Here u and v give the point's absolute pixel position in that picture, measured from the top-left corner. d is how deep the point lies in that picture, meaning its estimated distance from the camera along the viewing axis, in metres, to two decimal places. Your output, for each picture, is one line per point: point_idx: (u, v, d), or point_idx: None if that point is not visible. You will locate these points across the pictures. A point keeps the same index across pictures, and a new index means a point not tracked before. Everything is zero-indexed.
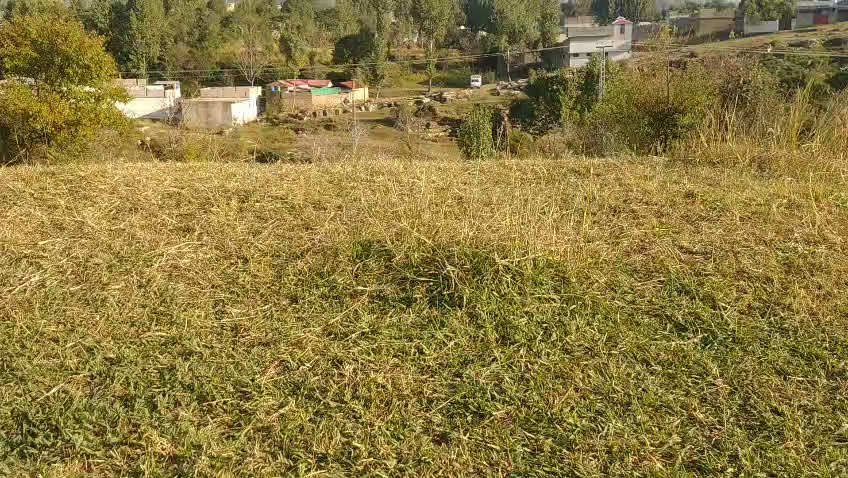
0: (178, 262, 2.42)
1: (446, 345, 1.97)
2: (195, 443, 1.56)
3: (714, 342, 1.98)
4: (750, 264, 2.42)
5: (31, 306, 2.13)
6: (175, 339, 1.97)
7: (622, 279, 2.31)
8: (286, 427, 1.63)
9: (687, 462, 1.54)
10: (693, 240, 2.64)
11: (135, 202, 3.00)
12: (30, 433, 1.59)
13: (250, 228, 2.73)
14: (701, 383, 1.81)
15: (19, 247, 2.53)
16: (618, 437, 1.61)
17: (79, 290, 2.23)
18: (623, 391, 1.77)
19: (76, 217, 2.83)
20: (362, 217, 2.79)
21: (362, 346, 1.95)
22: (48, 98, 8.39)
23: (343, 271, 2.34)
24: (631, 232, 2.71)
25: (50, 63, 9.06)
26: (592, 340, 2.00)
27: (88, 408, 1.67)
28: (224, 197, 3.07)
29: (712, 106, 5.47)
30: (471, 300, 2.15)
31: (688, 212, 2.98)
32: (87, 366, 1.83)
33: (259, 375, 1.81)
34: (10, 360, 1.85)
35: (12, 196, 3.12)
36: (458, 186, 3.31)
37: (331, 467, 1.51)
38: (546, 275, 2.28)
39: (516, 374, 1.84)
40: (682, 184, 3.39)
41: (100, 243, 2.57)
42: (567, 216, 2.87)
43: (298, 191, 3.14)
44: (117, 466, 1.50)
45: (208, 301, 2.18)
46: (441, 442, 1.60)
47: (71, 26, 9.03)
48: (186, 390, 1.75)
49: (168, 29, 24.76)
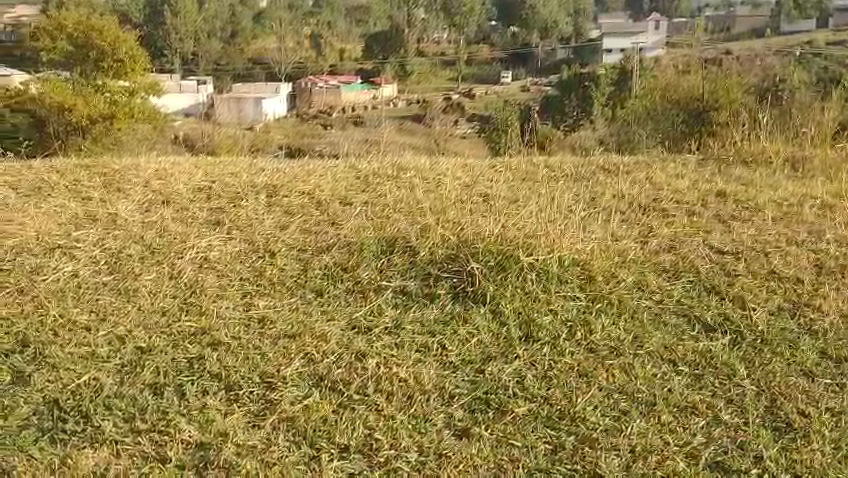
0: (207, 254, 2.46)
1: (469, 341, 1.97)
2: (221, 432, 1.59)
3: (743, 344, 1.96)
4: (781, 264, 2.39)
5: (63, 295, 2.17)
6: (204, 330, 2.00)
7: (650, 279, 2.29)
8: (310, 418, 1.65)
9: (711, 462, 1.53)
10: (723, 240, 2.61)
11: (167, 196, 3.05)
12: (61, 419, 1.63)
13: (278, 222, 2.76)
14: (727, 384, 1.79)
15: (53, 238, 2.58)
16: (641, 437, 1.60)
17: (111, 280, 2.28)
18: (648, 392, 1.76)
19: (109, 208, 2.89)
20: (387, 213, 2.81)
21: (385, 341, 1.96)
22: (83, 91, 8.60)
23: (368, 267, 2.35)
24: (660, 230, 2.69)
25: (85, 56, 9.15)
26: (617, 340, 1.99)
27: (117, 396, 1.72)
28: (253, 192, 3.10)
29: (745, 104, 5.39)
30: (495, 297, 2.15)
31: (720, 211, 2.95)
32: (118, 355, 1.87)
33: (284, 366, 1.84)
34: (42, 348, 1.90)
35: (48, 188, 3.18)
36: (485, 183, 3.31)
37: (353, 459, 1.53)
38: (571, 273, 2.27)
39: (540, 371, 1.84)
40: (713, 184, 3.34)
41: (132, 235, 2.61)
42: (594, 214, 2.86)
43: (324, 187, 3.17)
44: (143, 453, 1.54)
45: (236, 293, 2.22)
46: (462, 438, 1.61)
47: (105, 21, 9.22)
48: (214, 379, 1.78)
49: (201, 25, 25.03)
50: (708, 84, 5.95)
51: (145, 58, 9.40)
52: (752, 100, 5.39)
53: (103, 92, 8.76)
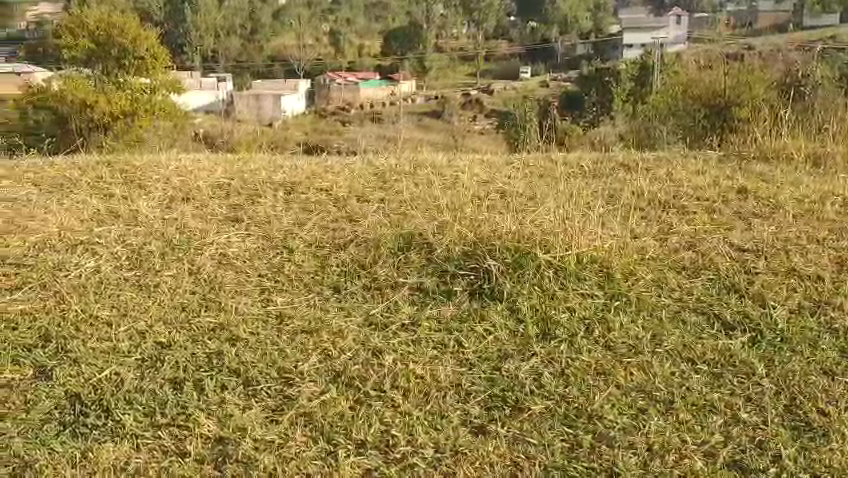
0: (226, 250, 2.48)
1: (485, 338, 1.97)
2: (240, 426, 1.61)
3: (762, 342, 1.94)
4: (801, 262, 2.36)
5: (86, 291, 2.20)
6: (223, 325, 2.02)
7: (670, 276, 2.28)
8: (327, 414, 1.66)
9: (729, 461, 1.52)
10: (744, 237, 2.59)
11: (188, 192, 3.08)
12: (83, 413, 1.66)
13: (296, 219, 2.77)
14: (746, 383, 1.78)
15: (75, 234, 2.61)
16: (659, 435, 1.59)
17: (132, 276, 2.30)
18: (666, 390, 1.75)
19: (130, 205, 2.92)
20: (404, 210, 2.82)
21: (401, 337, 1.97)
22: (104, 88, 8.70)
23: (385, 263, 2.37)
24: (680, 228, 2.67)
25: (108, 54, 9.25)
26: (636, 337, 1.98)
27: (138, 390, 1.74)
28: (271, 189, 3.12)
29: (768, 99, 5.32)
30: (512, 294, 2.15)
31: (741, 208, 2.92)
32: (139, 350, 1.89)
33: (301, 362, 1.85)
34: (64, 342, 1.92)
35: (70, 185, 3.22)
36: (503, 180, 3.30)
37: (369, 454, 1.54)
38: (589, 270, 2.27)
39: (557, 369, 1.84)
40: (733, 181, 3.31)
41: (153, 231, 2.64)
42: (613, 211, 2.85)
43: (342, 184, 3.18)
44: (163, 447, 1.56)
45: (255, 289, 2.24)
46: (479, 435, 1.62)
47: (126, 19, 9.30)
48: (233, 374, 1.80)
49: (221, 22, 25.18)
50: (730, 79, 5.88)
51: (166, 55, 9.47)
52: (775, 95, 5.32)
53: (125, 89, 8.87)
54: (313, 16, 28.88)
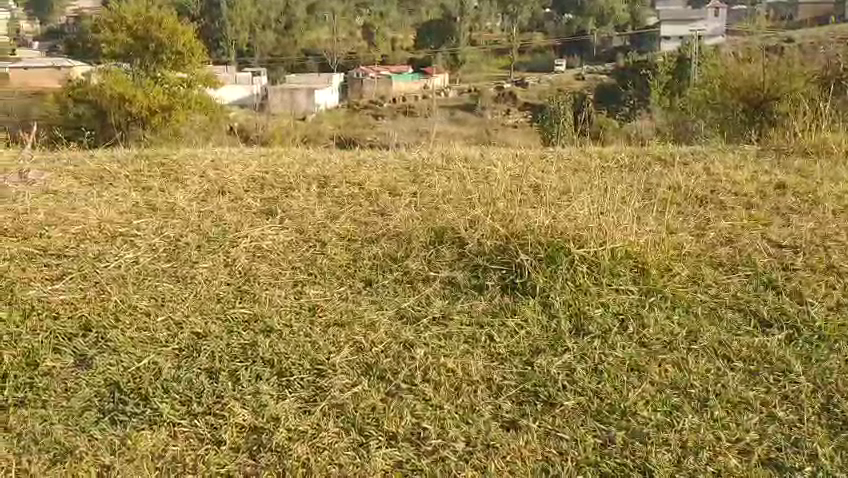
0: (260, 243, 2.51)
1: (518, 333, 1.97)
2: (274, 416, 1.63)
3: (799, 340, 1.91)
4: (841, 259, 2.31)
5: (125, 282, 2.25)
6: (258, 316, 2.05)
7: (706, 272, 2.25)
8: (359, 406, 1.68)
9: (765, 460, 1.50)
10: (782, 233, 2.54)
11: (223, 186, 3.12)
12: (122, 401, 1.70)
13: (329, 213, 2.80)
14: (782, 381, 1.75)
15: (114, 226, 2.67)
16: (693, 433, 1.58)
17: (169, 267, 2.34)
18: (700, 387, 1.74)
19: (167, 198, 2.97)
20: (436, 204, 2.83)
21: (433, 331, 1.98)
22: (142, 82, 8.83)
23: (417, 256, 2.38)
24: (717, 223, 2.63)
25: (145, 48, 9.38)
26: (671, 334, 1.96)
27: (175, 379, 1.77)
28: (304, 183, 3.15)
29: (808, 92, 5.20)
30: (544, 289, 2.14)
31: (780, 204, 2.86)
32: (176, 340, 1.93)
33: (334, 354, 1.87)
34: (104, 332, 1.97)
35: (110, 178, 3.29)
36: (536, 174, 3.29)
37: (401, 446, 1.56)
38: (624, 265, 2.25)
39: (590, 365, 1.83)
40: (771, 176, 3.25)
41: (190, 224, 2.68)
42: (649, 206, 2.82)
43: (374, 177, 3.20)
44: (199, 435, 1.59)
45: (289, 281, 2.26)
46: (510, 429, 1.62)
47: (164, 13, 9.40)
48: (267, 365, 1.83)
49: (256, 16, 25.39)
50: (770, 72, 5.75)
51: (202, 51, 9.58)
52: (816, 88, 5.21)
53: (162, 83, 8.99)
54: (347, 10, 28.98)
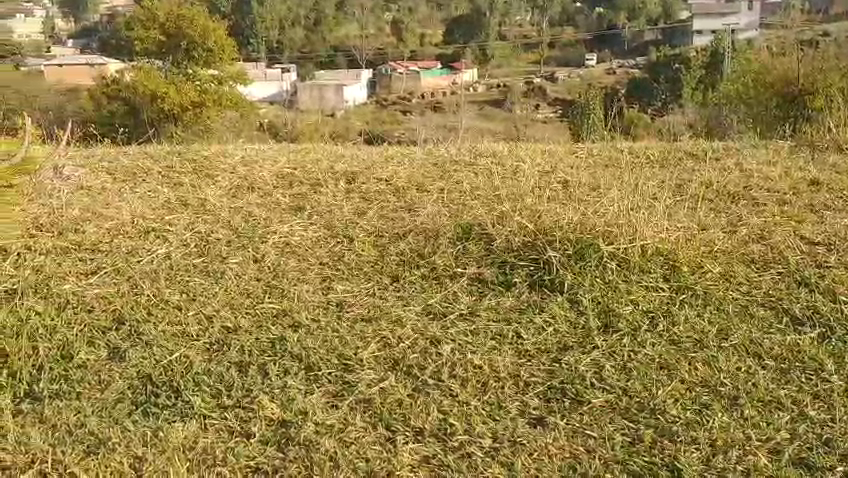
0: (290, 239, 2.53)
1: (545, 330, 1.96)
2: (301, 410, 1.65)
3: (833, 338, 1.88)
4: None
5: (158, 276, 2.28)
6: (287, 310, 2.07)
7: (739, 270, 2.22)
8: (385, 400, 1.69)
9: (795, 460, 1.48)
10: (816, 230, 2.50)
11: (252, 182, 3.15)
12: (154, 393, 1.73)
13: (357, 208, 2.82)
14: (814, 379, 1.72)
15: (147, 221, 2.71)
16: (723, 431, 1.56)
17: (200, 262, 2.38)
18: (731, 385, 1.72)
19: (198, 194, 3.00)
20: (463, 201, 2.82)
21: (461, 327, 1.98)
22: (174, 79, 8.93)
23: (444, 252, 2.38)
24: (750, 220, 2.60)
25: (177, 45, 9.48)
26: (701, 332, 1.94)
27: (206, 372, 1.80)
28: (332, 179, 3.17)
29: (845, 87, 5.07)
30: (573, 286, 2.13)
31: (814, 201, 2.81)
32: (207, 333, 1.96)
33: (361, 350, 1.89)
34: (136, 326, 2.00)
35: (143, 175, 3.33)
36: (565, 170, 3.26)
37: (427, 442, 1.57)
38: (654, 262, 2.24)
39: (618, 362, 1.82)
40: (806, 172, 3.19)
41: (220, 219, 2.72)
42: (680, 202, 2.79)
43: (402, 174, 3.21)
44: (229, 427, 1.62)
45: (317, 277, 2.28)
46: (537, 427, 1.62)
47: (194, 10, 9.49)
48: (295, 359, 1.84)
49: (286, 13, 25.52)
50: (806, 66, 5.62)
51: (234, 48, 9.68)
52: None
53: (194, 80, 9.14)
54: (376, 6, 29.00)
